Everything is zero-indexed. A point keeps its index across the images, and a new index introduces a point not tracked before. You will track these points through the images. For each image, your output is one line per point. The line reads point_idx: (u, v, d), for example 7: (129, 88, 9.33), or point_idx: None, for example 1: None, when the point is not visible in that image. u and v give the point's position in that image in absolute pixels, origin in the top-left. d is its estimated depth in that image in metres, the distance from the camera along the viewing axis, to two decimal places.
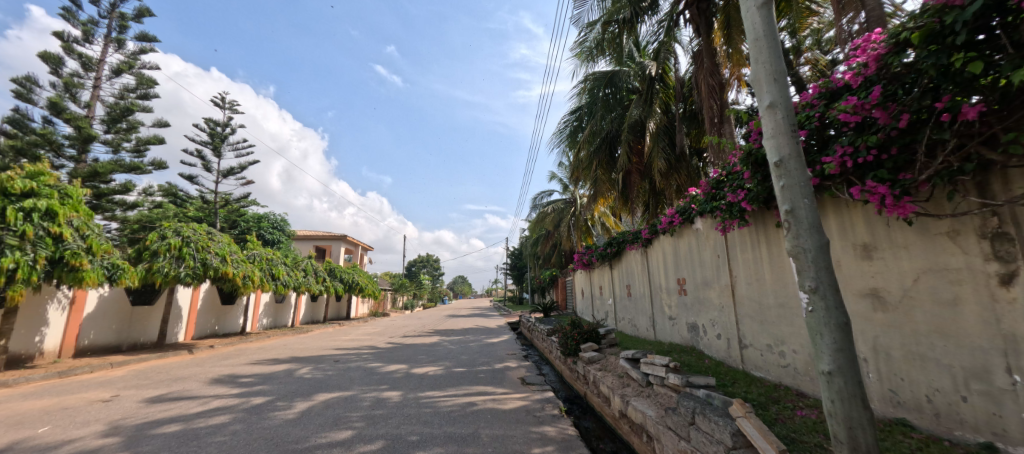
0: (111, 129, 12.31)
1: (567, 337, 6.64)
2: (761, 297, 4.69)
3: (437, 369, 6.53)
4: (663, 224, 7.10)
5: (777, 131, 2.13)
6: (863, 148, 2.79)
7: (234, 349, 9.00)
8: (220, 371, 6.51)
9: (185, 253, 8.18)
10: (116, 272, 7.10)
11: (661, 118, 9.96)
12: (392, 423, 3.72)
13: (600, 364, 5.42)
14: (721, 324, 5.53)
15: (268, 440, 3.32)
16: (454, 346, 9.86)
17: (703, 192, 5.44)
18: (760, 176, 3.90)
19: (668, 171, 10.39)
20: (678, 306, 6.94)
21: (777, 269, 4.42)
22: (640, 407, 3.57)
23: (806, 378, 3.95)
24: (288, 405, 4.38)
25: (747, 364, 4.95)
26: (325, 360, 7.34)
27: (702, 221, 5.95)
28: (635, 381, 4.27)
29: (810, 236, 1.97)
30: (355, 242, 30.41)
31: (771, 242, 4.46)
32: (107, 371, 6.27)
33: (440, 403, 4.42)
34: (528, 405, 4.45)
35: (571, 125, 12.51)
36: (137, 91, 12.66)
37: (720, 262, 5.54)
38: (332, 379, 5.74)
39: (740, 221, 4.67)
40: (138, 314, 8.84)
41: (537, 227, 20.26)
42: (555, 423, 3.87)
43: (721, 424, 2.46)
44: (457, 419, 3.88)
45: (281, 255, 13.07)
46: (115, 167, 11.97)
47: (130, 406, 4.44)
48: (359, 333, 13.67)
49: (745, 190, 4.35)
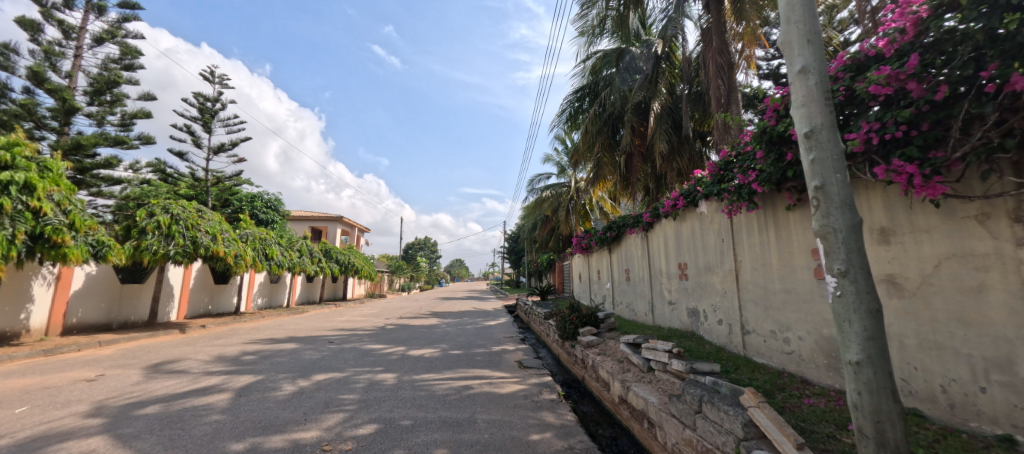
0: (96, 101, 11.86)
1: (566, 321, 6.55)
2: (766, 282, 4.59)
3: (434, 351, 6.43)
4: (665, 207, 6.92)
5: (809, 98, 1.92)
6: (892, 125, 2.59)
7: (227, 329, 8.86)
8: (212, 350, 6.40)
9: (174, 231, 7.89)
10: (102, 249, 6.89)
11: (665, 99, 9.74)
12: (386, 406, 3.60)
13: (600, 349, 5.34)
14: (723, 309, 5.44)
15: (255, 423, 3.19)
16: (451, 327, 9.79)
17: (710, 174, 5.17)
18: (772, 158, 3.70)
19: (671, 153, 10.20)
20: (678, 290, 6.84)
21: (785, 254, 4.30)
22: (642, 393, 3.49)
23: (811, 365, 3.89)
24: (280, 385, 4.25)
25: (749, 350, 4.87)
26: (319, 341, 7.22)
27: (706, 204, 5.80)
28: (636, 366, 4.18)
29: (842, 215, 1.79)
30: (353, 223, 30.15)
31: (779, 226, 4.34)
32: (95, 349, 6.11)
33: (435, 386, 4.30)
34: (525, 390, 4.34)
35: (573, 106, 12.19)
36: (121, 61, 12.15)
37: (724, 246, 5.41)
38: (326, 359, 5.62)
39: (749, 203, 4.45)
40: (128, 292, 8.65)
41: (536, 211, 20.16)
42: (554, 408, 3.76)
43: (732, 414, 2.30)
44: (453, 403, 3.76)
45: (275, 235, 12.77)
46: (100, 141, 11.58)
47: (118, 385, 4.32)
48: (355, 314, 13.58)
49: (755, 171, 4.11)
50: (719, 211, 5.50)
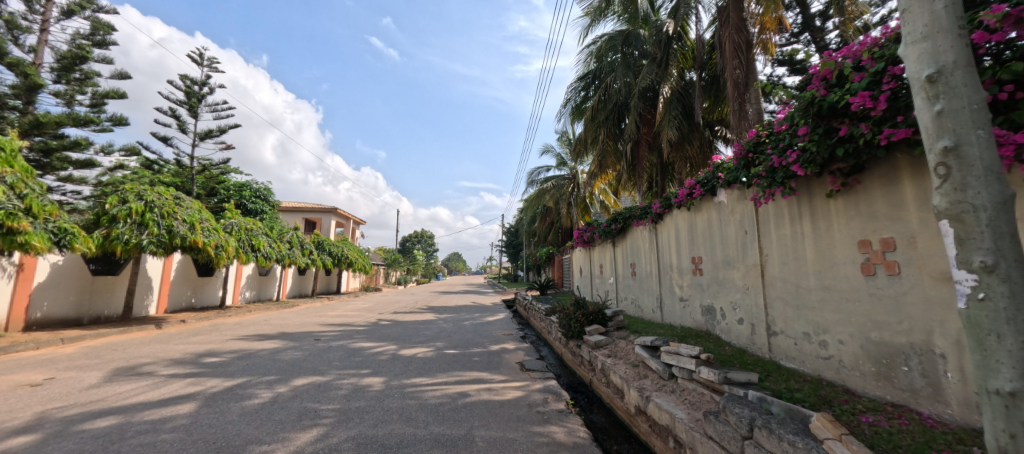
0: (63, 79, 11.24)
1: (570, 318, 6.07)
2: (798, 279, 4.12)
3: (428, 351, 5.92)
4: (679, 196, 6.42)
5: (936, 27, 1.50)
6: (992, 84, 2.08)
7: (208, 324, 8.33)
8: (186, 347, 5.88)
9: (148, 219, 7.30)
10: (65, 237, 6.33)
11: (676, 84, 9.16)
12: (368, 420, 3.08)
13: (609, 350, 4.88)
14: (744, 307, 4.98)
15: (210, 443, 2.65)
16: (447, 323, 9.31)
17: (736, 158, 4.63)
18: (819, 133, 3.17)
19: (680, 142, 9.67)
20: (690, 286, 6.37)
21: (823, 246, 3.81)
22: (666, 406, 3.00)
23: (855, 373, 3.46)
24: (251, 389, 3.72)
25: (776, 353, 4.42)
26: (305, 339, 6.70)
27: (727, 193, 5.31)
28: (654, 372, 3.72)
29: (987, 186, 1.34)
30: (347, 215, 29.53)
31: (816, 216, 3.85)
32: (56, 347, 5.57)
33: (426, 394, 3.80)
34: (528, 397, 3.85)
35: (578, 93, 11.66)
36: (93, 37, 11.49)
37: (747, 239, 4.93)
38: (308, 359, 5.09)
39: (784, 189, 3.89)
40: (100, 284, 8.12)
41: (535, 203, 19.67)
42: (562, 422, 3.27)
43: (802, 447, 1.85)
44: (447, 416, 3.26)
45: (262, 225, 12.18)
46: (64, 120, 11.07)
47: (67, 389, 3.79)
48: (347, 308, 13.04)
49: (795, 151, 3.54)
50: (742, 200, 5.00)
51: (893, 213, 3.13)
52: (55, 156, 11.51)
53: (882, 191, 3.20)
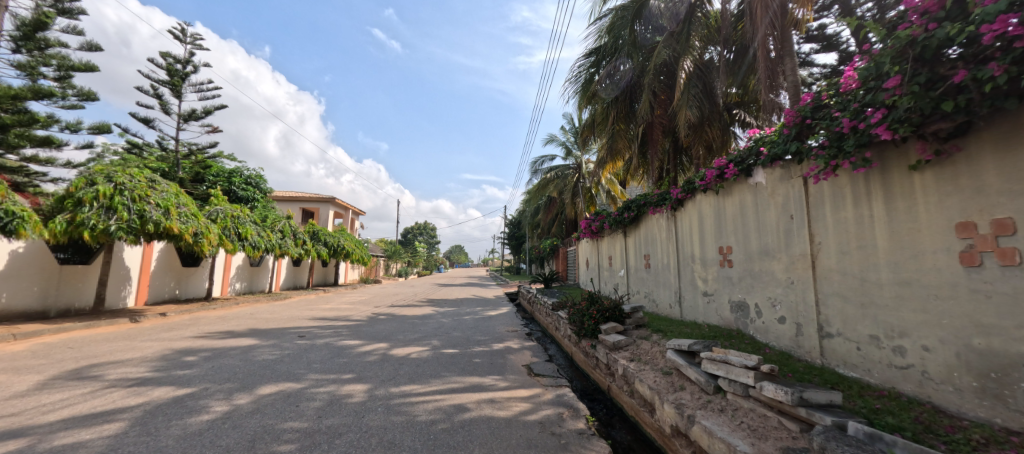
0: (22, 47, 10.63)
1: (583, 315, 5.40)
2: (862, 271, 3.44)
3: (423, 350, 5.27)
4: (706, 179, 5.68)
5: None
6: None
7: (188, 317, 7.72)
8: (154, 344, 5.25)
9: (117, 203, 6.64)
10: (14, 221, 5.69)
11: (697, 58, 8.32)
12: (338, 448, 2.42)
13: (631, 353, 4.23)
14: (787, 304, 4.30)
15: None
16: (447, 318, 8.63)
17: (787, 127, 3.89)
18: (920, 83, 2.46)
19: (699, 124, 8.83)
20: (716, 279, 5.70)
21: (900, 232, 3.13)
22: (720, 432, 2.33)
23: (946, 388, 2.80)
24: (203, 401, 3.07)
25: (829, 358, 3.76)
26: (287, 335, 6.04)
27: (766, 173, 4.61)
28: (693, 384, 3.05)
29: None
30: (346, 205, 28.79)
31: (892, 195, 3.17)
32: (4, 344, 4.95)
33: (417, 408, 3.14)
34: (539, 412, 3.20)
35: (587, 72, 10.83)
36: (55, 4, 10.84)
37: (792, 225, 4.24)
38: (285, 361, 4.43)
39: (859, 161, 3.15)
40: (69, 274, 7.55)
41: (539, 194, 18.95)
42: (584, 449, 2.60)
43: None
44: (440, 440, 2.60)
45: (251, 213, 11.50)
46: (24, 93, 10.51)
47: None
48: (342, 301, 12.42)
49: (884, 109, 2.78)
50: (786, 180, 4.30)
51: (1012, 186, 2.46)
52: (13, 131, 10.88)
53: (995, 159, 2.53)
